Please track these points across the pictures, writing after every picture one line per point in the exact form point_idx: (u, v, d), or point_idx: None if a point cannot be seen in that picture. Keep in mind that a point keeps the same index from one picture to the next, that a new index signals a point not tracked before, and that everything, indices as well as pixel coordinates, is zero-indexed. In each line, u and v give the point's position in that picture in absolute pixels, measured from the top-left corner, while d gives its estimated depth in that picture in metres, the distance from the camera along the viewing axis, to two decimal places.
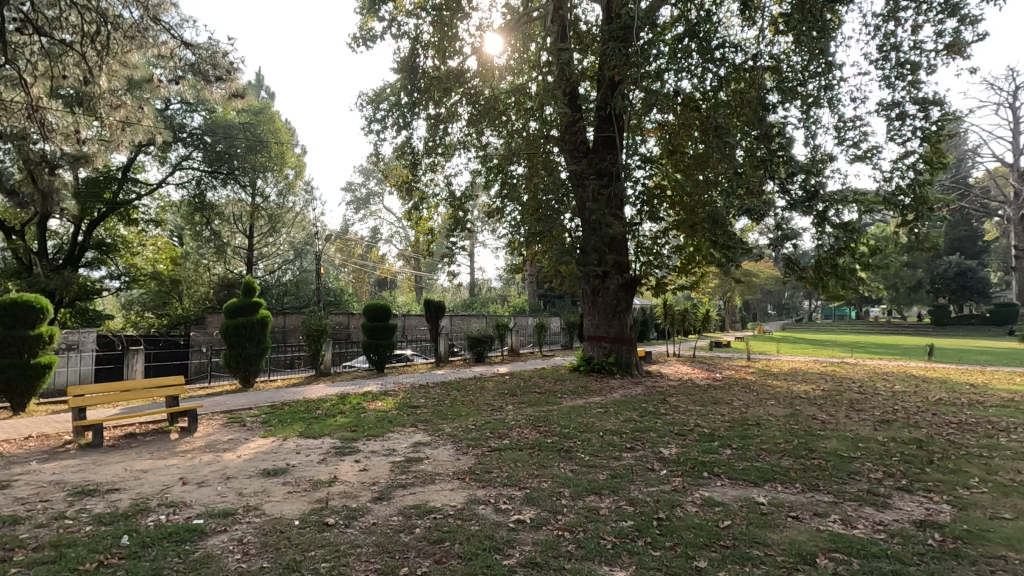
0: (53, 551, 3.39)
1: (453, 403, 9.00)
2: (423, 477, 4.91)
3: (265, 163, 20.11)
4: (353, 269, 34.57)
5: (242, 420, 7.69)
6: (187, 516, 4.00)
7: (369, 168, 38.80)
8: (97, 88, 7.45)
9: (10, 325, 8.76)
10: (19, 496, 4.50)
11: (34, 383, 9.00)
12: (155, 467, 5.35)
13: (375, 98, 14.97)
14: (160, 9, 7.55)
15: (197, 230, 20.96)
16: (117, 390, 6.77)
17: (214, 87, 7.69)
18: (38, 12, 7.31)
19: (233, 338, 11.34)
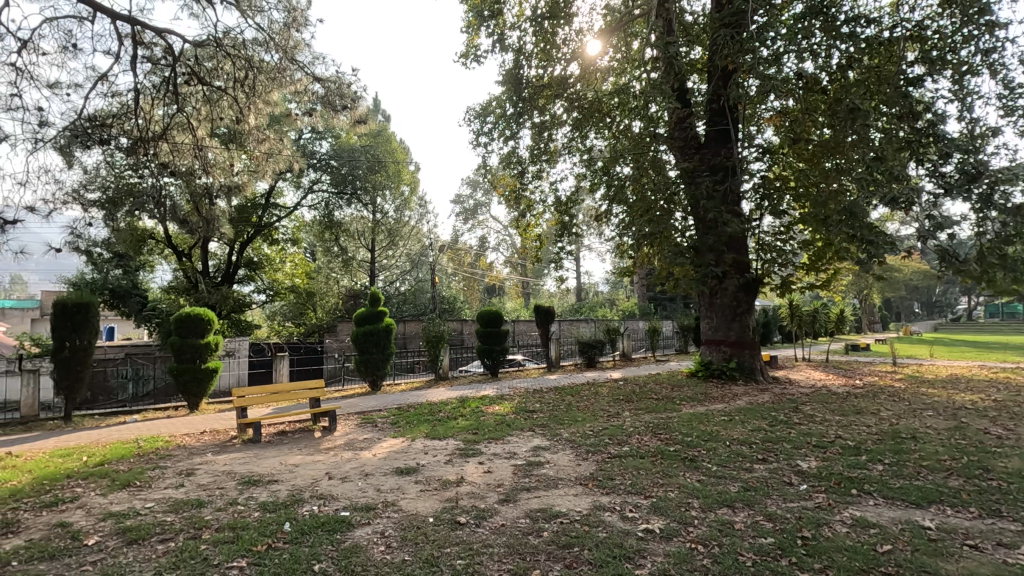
0: (231, 532, 3.89)
1: (569, 407, 9.03)
2: (546, 481, 4.96)
3: (385, 181, 21.68)
4: (464, 277, 36.04)
5: (374, 420, 8.31)
6: (335, 508, 4.39)
7: (476, 179, 40.29)
8: (247, 126, 8.54)
9: (186, 335, 10.21)
10: (201, 482, 5.23)
11: (204, 385, 10.39)
12: (305, 461, 5.96)
13: (482, 112, 15.53)
14: (296, 50, 8.50)
15: (327, 246, 23.03)
16: (270, 391, 7.62)
17: (340, 115, 8.47)
18: (200, 65, 8.51)
19: (362, 345, 12.29)
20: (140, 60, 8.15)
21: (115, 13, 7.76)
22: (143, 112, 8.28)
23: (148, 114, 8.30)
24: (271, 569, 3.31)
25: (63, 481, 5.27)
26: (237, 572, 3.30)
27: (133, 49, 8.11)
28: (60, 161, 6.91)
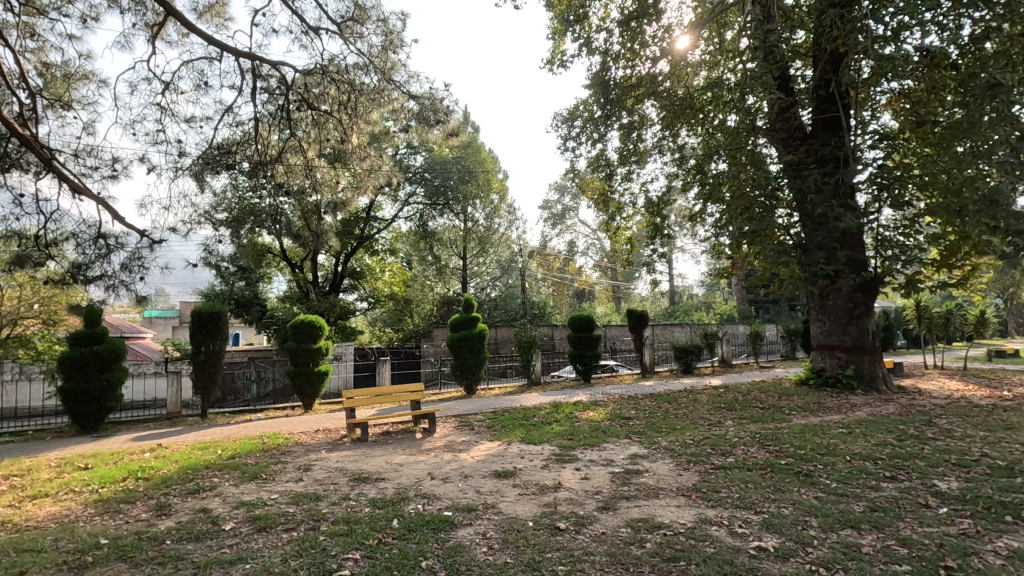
0: (346, 525, 4.15)
1: (666, 415, 8.72)
2: (646, 490, 4.82)
3: (475, 191, 22.32)
4: (553, 282, 36.12)
5: (471, 423, 8.53)
6: (438, 507, 4.55)
7: (563, 184, 40.27)
8: (350, 145, 9.17)
9: (300, 340, 11.09)
10: (317, 477, 5.63)
11: (316, 387, 11.21)
12: (409, 461, 6.23)
13: (569, 117, 15.52)
14: (393, 71, 9.02)
15: (422, 255, 24.06)
16: (374, 393, 8.06)
17: (434, 129, 8.88)
18: (309, 92, 9.21)
19: (458, 350, 12.66)
20: (259, 91, 9.01)
21: (238, 51, 8.65)
22: (261, 138, 9.12)
23: (265, 140, 9.14)
24: (383, 563, 3.48)
25: (203, 471, 5.90)
26: (353, 563, 3.51)
27: (253, 81, 8.98)
28: (195, 185, 7.83)
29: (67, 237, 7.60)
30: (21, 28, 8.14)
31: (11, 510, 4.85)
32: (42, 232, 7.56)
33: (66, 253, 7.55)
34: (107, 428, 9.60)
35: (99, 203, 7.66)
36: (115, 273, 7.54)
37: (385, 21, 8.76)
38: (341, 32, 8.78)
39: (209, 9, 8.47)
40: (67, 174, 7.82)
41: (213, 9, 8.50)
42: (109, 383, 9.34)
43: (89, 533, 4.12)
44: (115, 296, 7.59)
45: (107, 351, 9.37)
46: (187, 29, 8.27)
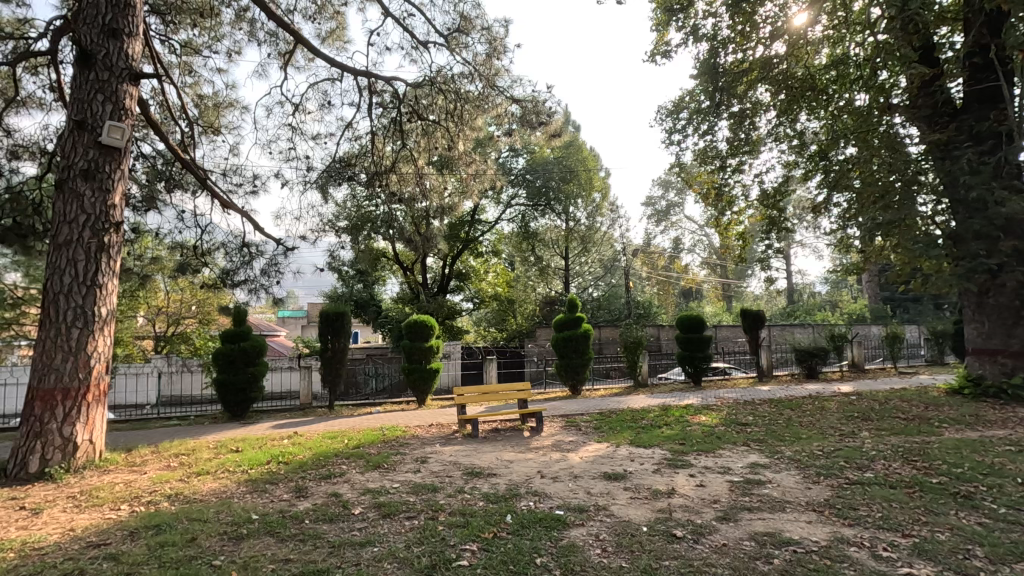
0: (462, 517, 4.32)
1: (788, 423, 8.08)
2: (770, 503, 4.51)
3: (576, 190, 22.19)
4: (658, 281, 34.96)
5: (578, 424, 8.50)
6: (550, 506, 4.59)
7: (668, 179, 38.83)
8: (457, 152, 9.50)
9: (413, 338, 11.72)
10: (433, 470, 5.92)
11: (428, 383, 11.76)
12: (518, 459, 6.35)
13: (674, 109, 14.95)
14: (496, 77, 9.24)
15: (524, 256, 24.38)
16: (483, 391, 8.31)
17: (536, 131, 8.98)
18: (419, 103, 9.72)
19: (562, 350, 12.68)
20: (374, 106, 9.67)
21: (357, 71, 9.35)
22: (376, 150, 9.78)
23: (380, 151, 9.78)
24: (499, 557, 3.58)
25: (333, 458, 6.44)
26: (470, 554, 3.64)
27: (369, 97, 9.65)
28: (319, 197, 8.57)
29: (217, 247, 8.66)
30: (181, 67, 9.44)
31: (181, 484, 5.62)
32: (199, 242, 8.70)
33: (217, 261, 8.61)
34: (252, 416, 10.80)
35: (243, 215, 8.66)
36: (256, 277, 8.45)
37: (489, 29, 9.01)
38: (448, 43, 9.17)
39: (331, 34, 9.24)
40: (218, 191, 8.92)
41: (335, 34, 9.25)
42: (254, 375, 10.50)
43: (242, 509, 4.65)
44: (255, 298, 8.54)
45: (252, 347, 10.52)
46: (313, 55, 9.10)
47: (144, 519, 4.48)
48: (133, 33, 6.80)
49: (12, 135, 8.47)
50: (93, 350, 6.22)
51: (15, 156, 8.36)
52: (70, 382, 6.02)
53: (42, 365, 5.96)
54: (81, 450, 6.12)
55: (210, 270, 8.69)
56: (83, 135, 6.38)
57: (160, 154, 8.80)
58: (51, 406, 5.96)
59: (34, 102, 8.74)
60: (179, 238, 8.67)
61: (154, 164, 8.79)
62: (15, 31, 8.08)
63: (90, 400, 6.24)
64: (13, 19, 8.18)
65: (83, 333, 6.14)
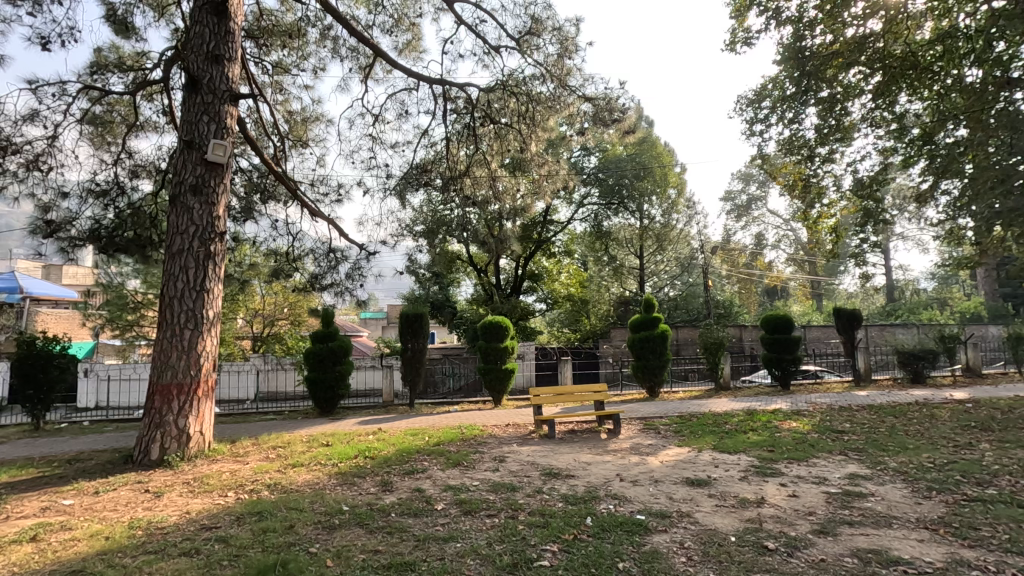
0: (542, 517, 4.33)
1: (892, 432, 7.44)
2: (875, 517, 4.17)
3: (651, 187, 21.63)
4: (740, 279, 33.34)
5: (657, 427, 8.28)
6: (631, 510, 4.50)
7: (749, 172, 36.94)
8: (530, 153, 9.55)
9: (488, 339, 11.90)
10: (512, 469, 5.98)
11: (503, 383, 11.90)
12: (596, 461, 6.28)
13: (756, 98, 14.22)
14: (568, 77, 9.20)
15: (598, 256, 24.08)
16: (559, 391, 8.29)
17: (609, 129, 8.87)
18: (491, 107, 9.86)
19: (639, 351, 12.39)
20: (448, 112, 9.92)
21: (432, 79, 9.64)
22: (450, 155, 10.03)
23: (454, 156, 10.02)
24: (581, 559, 3.56)
25: (414, 454, 6.67)
26: (551, 555, 3.64)
27: (444, 104, 9.92)
28: (397, 203, 8.91)
29: (306, 253, 9.23)
30: (273, 86, 10.15)
31: (278, 474, 6.04)
32: (290, 249, 9.31)
33: (306, 266, 9.17)
34: (340, 412, 11.41)
35: (329, 223, 9.18)
36: (342, 281, 8.92)
37: (561, 29, 8.99)
38: (520, 46, 9.24)
39: (408, 45, 9.59)
40: (307, 201, 9.51)
41: (411, 45, 9.59)
42: (341, 373, 11.10)
43: (334, 500, 4.93)
44: (341, 300, 9.01)
45: (338, 346, 11.11)
46: (390, 66, 9.48)
47: (248, 505, 4.85)
48: (232, 57, 7.38)
49: (132, 156, 9.47)
50: (203, 349, 6.83)
51: (136, 175, 9.34)
52: (183, 378, 6.64)
53: (160, 362, 6.62)
54: (193, 440, 6.73)
55: (300, 274, 9.26)
56: (191, 153, 7.01)
57: (256, 168, 9.49)
58: (168, 399, 6.60)
59: (150, 125, 9.72)
60: (273, 245, 9.33)
61: (251, 177, 9.49)
62: (135, 63, 9.02)
63: (201, 394, 6.84)
64: (133, 52, 9.13)
65: (194, 334, 6.75)
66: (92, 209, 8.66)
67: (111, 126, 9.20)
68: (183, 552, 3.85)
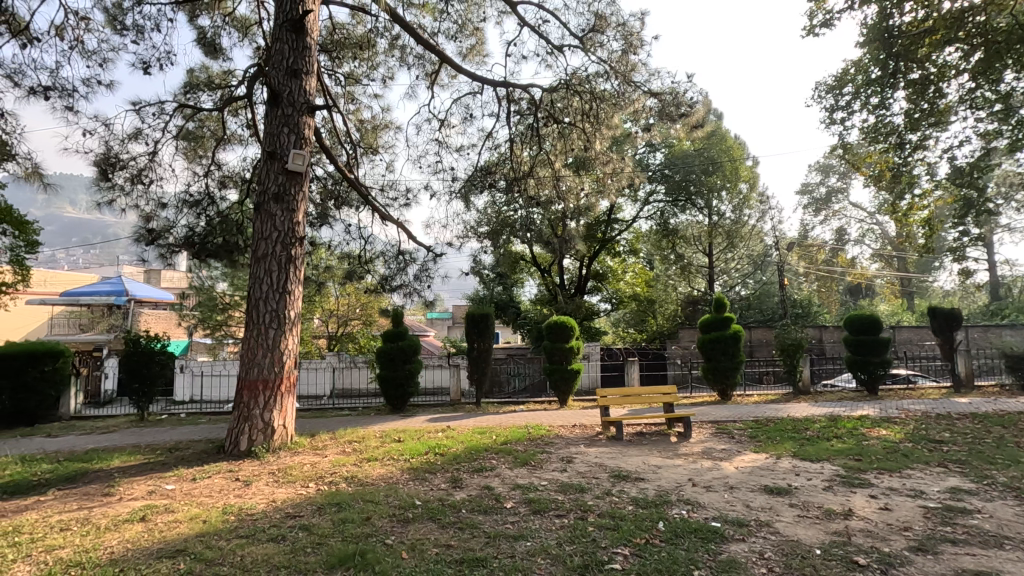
0: (612, 520, 4.28)
1: (1000, 443, 6.76)
2: (983, 537, 3.80)
3: (720, 182, 20.82)
4: (819, 277, 31.42)
5: (730, 432, 7.96)
6: (705, 516, 4.35)
7: (828, 163, 34.72)
8: (594, 151, 9.47)
9: (554, 339, 11.89)
10: (580, 470, 5.94)
11: (569, 384, 11.83)
12: (667, 464, 6.12)
13: (837, 84, 13.36)
14: (633, 73, 9.01)
15: (664, 254, 23.44)
16: (626, 393, 8.15)
17: (676, 124, 8.62)
18: (555, 107, 9.82)
19: (710, 352, 11.95)
20: (512, 114, 9.99)
21: (496, 82, 9.76)
22: (514, 156, 10.09)
23: (518, 157, 10.06)
24: (654, 564, 3.48)
25: (483, 453, 6.77)
26: (623, 559, 3.59)
27: (508, 106, 10.00)
28: (463, 205, 9.09)
29: (377, 255, 9.56)
30: (345, 97, 10.61)
31: (355, 467, 6.31)
32: (362, 252, 9.68)
33: (377, 268, 9.50)
34: (409, 410, 11.76)
35: (398, 226, 9.49)
36: (410, 282, 9.20)
37: (625, 25, 8.84)
38: (583, 44, 9.17)
39: (472, 49, 9.74)
40: (378, 205, 9.87)
41: (475, 49, 9.74)
42: (411, 371, 11.44)
43: (407, 494, 5.09)
44: (410, 301, 9.29)
45: (408, 346, 11.46)
46: (455, 71, 9.67)
47: (328, 496, 5.10)
48: (309, 71, 7.78)
49: (221, 168, 10.20)
50: (285, 348, 7.24)
51: (224, 185, 10.05)
52: (268, 374, 7.08)
53: (247, 360, 7.08)
54: (277, 432, 7.15)
55: (372, 276, 9.64)
56: (273, 163, 7.46)
57: (330, 175, 9.96)
58: (255, 394, 7.05)
59: (236, 138, 10.44)
60: (346, 249, 9.73)
61: (326, 184, 9.97)
62: (222, 81, 9.71)
63: (284, 390, 7.26)
64: (220, 72, 9.83)
65: (277, 333, 7.18)
66: (187, 217, 9.40)
67: (202, 141, 9.95)
68: (271, 538, 4.11)
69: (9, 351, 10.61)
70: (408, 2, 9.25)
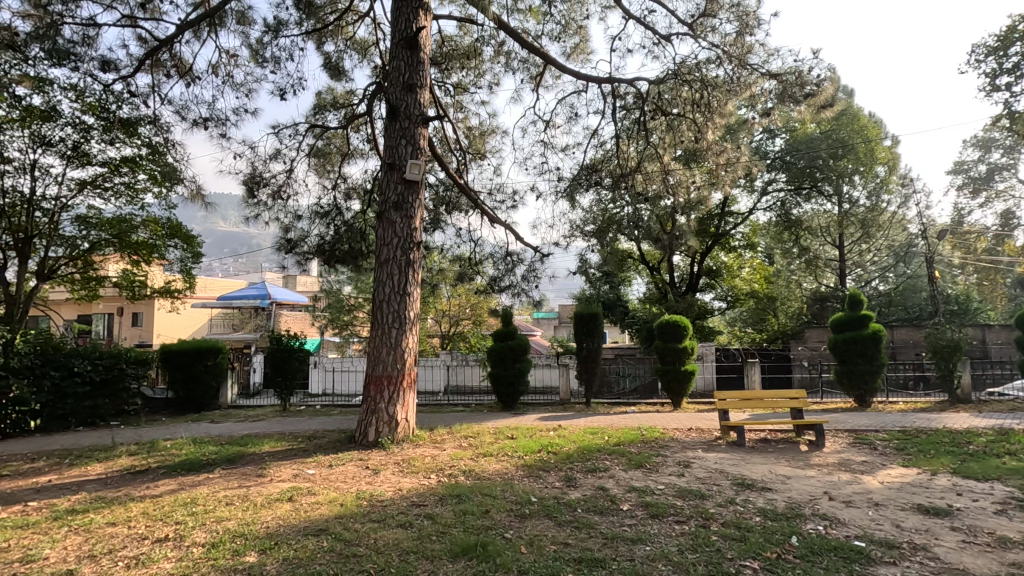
0: (738, 530, 4.05)
1: None
2: None
3: (852, 166, 18.86)
4: (979, 269, 27.27)
5: (872, 442, 7.17)
6: (846, 534, 3.97)
7: (989, 136, 30.02)
8: (706, 142, 9.00)
9: (666, 339, 11.50)
10: (699, 475, 5.69)
11: (683, 385, 11.38)
12: (797, 475, 5.67)
13: (1001, 45, 11.52)
14: (748, 55, 8.41)
15: (786, 248, 21.71)
16: (747, 396, 7.67)
17: (800, 106, 7.93)
18: (662, 98, 9.45)
19: (844, 354, 10.84)
20: (618, 110, 9.80)
21: (601, 79, 9.64)
22: (621, 152, 9.86)
23: (625, 153, 9.87)
24: None
25: (595, 453, 6.72)
26: (752, 572, 3.39)
27: (613, 102, 9.84)
28: (568, 205, 9.09)
29: (486, 257, 9.84)
30: (454, 106, 11.06)
31: (472, 462, 6.57)
32: (473, 254, 10.02)
33: (486, 270, 9.77)
34: (520, 408, 11.99)
35: (506, 228, 9.71)
36: (518, 282, 9.40)
37: (739, 5, 8.30)
38: (693, 30, 8.77)
39: (576, 48, 9.71)
40: (486, 209, 10.18)
41: (579, 47, 9.70)
42: (521, 370, 11.66)
43: (523, 491, 5.20)
44: (519, 301, 9.48)
45: (517, 345, 11.71)
46: (560, 72, 9.70)
47: (448, 488, 5.36)
48: (423, 84, 8.23)
49: (346, 181, 11.11)
50: (406, 346, 7.71)
51: (349, 196, 10.92)
52: (392, 370, 7.58)
53: (373, 357, 7.63)
54: (400, 425, 7.65)
55: (481, 277, 9.95)
56: (393, 174, 7.96)
57: (442, 182, 10.43)
58: (381, 389, 7.58)
59: (358, 152, 11.31)
60: (458, 251, 10.16)
61: (438, 191, 10.45)
62: (345, 101, 10.57)
63: (406, 387, 7.73)
64: (345, 92, 10.70)
65: (399, 333, 7.67)
66: (319, 227, 10.34)
67: (329, 157, 10.89)
68: (400, 524, 4.40)
69: (182, 348, 12.44)
70: (513, 9, 9.44)
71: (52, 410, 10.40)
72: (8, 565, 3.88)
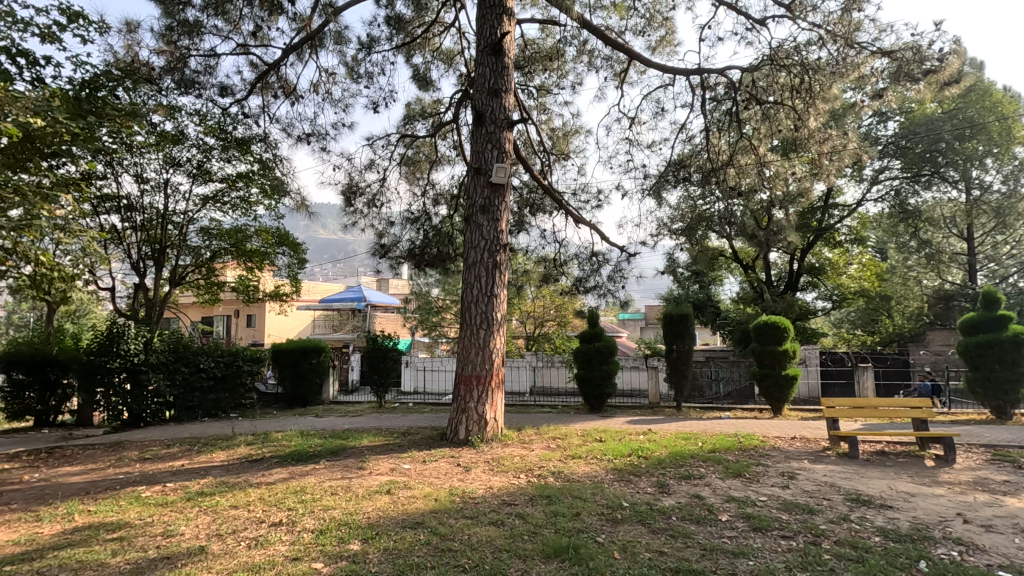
0: (854, 550, 3.72)
1: None
2: None
3: (982, 148, 16.77)
4: None
5: (1016, 460, 6.31)
6: (987, 562, 3.53)
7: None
8: (808, 129, 8.34)
9: (765, 341, 10.75)
10: (806, 488, 5.29)
11: (784, 391, 10.66)
12: (922, 493, 5.11)
13: None
14: (855, 33, 7.67)
15: (902, 241, 19.72)
16: (859, 405, 7.04)
17: (918, 84, 7.13)
18: (757, 87, 8.89)
19: (977, 360, 9.62)
20: (707, 102, 9.37)
21: (688, 71, 9.27)
22: (711, 146, 9.44)
23: (716, 147, 9.43)
24: None
25: (689, 459, 6.45)
26: None
27: (703, 94, 9.41)
28: (655, 202, 8.82)
29: (571, 258, 9.76)
30: (537, 108, 11.10)
31: (561, 463, 6.56)
32: (557, 255, 10.00)
33: (571, 270, 9.70)
34: (607, 410, 11.78)
35: (591, 228, 9.60)
36: (604, 283, 9.24)
37: None
38: (791, 11, 8.19)
39: (662, 41, 9.41)
40: (571, 209, 10.13)
41: (665, 40, 9.39)
42: (608, 372, 11.46)
43: (614, 495, 5.10)
44: (604, 301, 9.34)
45: (605, 346, 11.49)
46: (645, 66, 9.44)
47: (538, 489, 5.39)
48: (508, 89, 8.34)
49: (434, 187, 11.51)
50: (493, 347, 7.83)
51: (437, 202, 11.29)
52: (480, 370, 7.73)
53: (463, 357, 7.82)
54: (489, 425, 7.78)
55: (566, 278, 9.90)
56: (479, 178, 8.13)
57: (526, 184, 10.50)
58: (470, 388, 7.76)
59: (446, 159, 11.68)
60: (542, 253, 10.19)
61: (522, 193, 10.54)
62: (433, 110, 10.95)
63: (494, 387, 7.86)
64: (432, 102, 11.10)
65: (487, 334, 7.80)
66: (409, 232, 10.79)
67: (419, 164, 11.34)
68: (492, 522, 4.48)
69: (289, 347, 13.47)
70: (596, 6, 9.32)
71: (183, 402, 11.56)
72: (152, 538, 4.38)
